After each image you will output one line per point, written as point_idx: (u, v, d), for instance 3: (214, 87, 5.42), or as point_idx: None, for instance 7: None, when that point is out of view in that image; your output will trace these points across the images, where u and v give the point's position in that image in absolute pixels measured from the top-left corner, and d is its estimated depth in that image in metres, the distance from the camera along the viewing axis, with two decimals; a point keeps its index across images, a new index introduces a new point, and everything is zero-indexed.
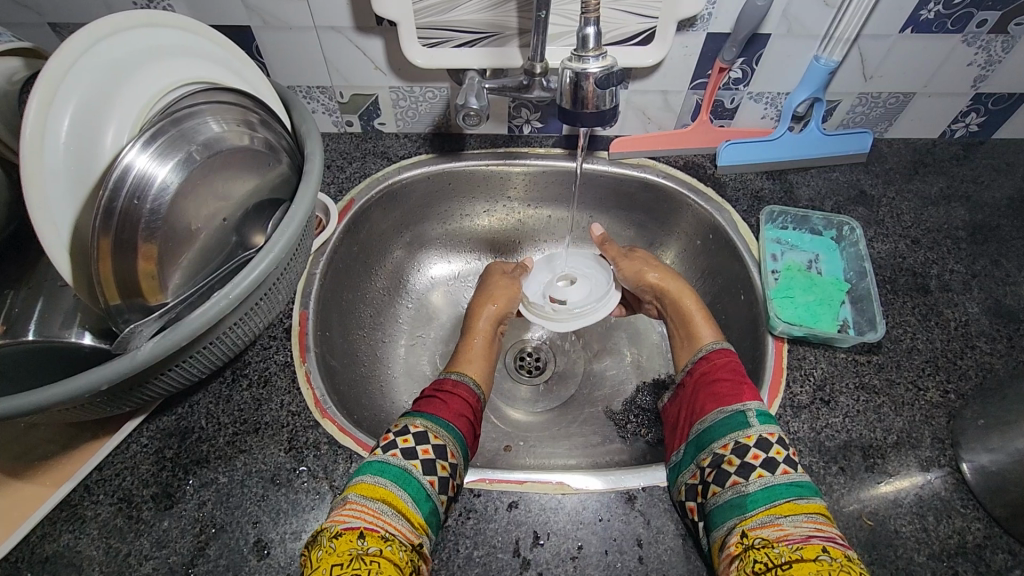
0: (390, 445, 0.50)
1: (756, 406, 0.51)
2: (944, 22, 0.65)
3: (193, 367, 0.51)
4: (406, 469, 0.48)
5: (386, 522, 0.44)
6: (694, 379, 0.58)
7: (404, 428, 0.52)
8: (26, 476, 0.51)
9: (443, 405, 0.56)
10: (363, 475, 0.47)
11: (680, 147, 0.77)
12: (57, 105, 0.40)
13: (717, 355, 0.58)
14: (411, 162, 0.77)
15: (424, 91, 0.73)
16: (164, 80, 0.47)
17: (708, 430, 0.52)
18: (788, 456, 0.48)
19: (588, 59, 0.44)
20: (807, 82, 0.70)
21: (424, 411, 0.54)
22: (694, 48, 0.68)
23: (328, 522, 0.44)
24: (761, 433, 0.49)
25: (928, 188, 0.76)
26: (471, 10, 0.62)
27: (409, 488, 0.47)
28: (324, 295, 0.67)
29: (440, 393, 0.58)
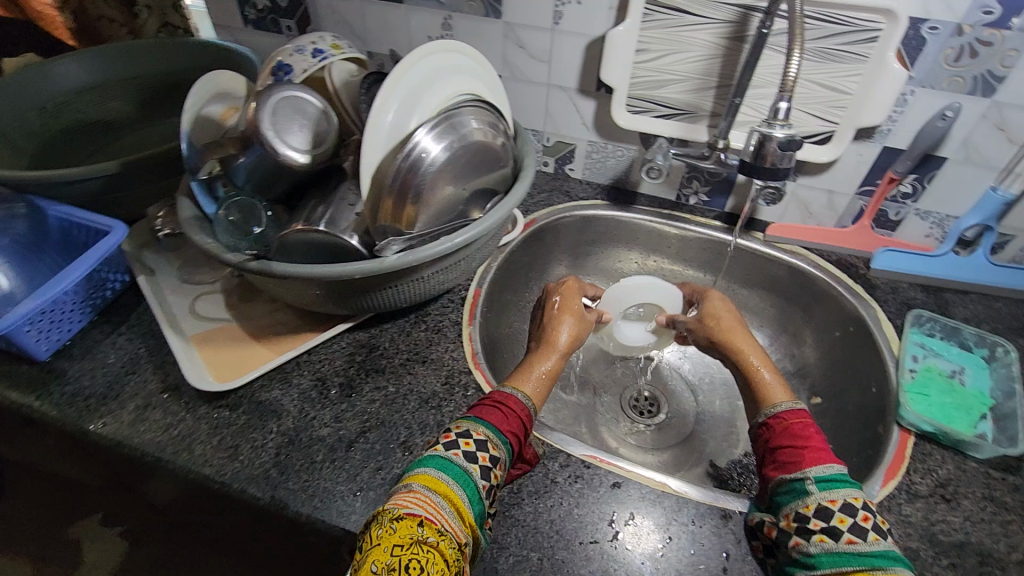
0: (449, 445, 0.49)
1: (824, 472, 0.47)
2: None
3: (401, 292, 0.66)
4: (466, 470, 0.48)
5: (444, 517, 0.44)
6: (764, 436, 0.54)
7: (464, 432, 0.51)
8: (263, 342, 0.69)
9: (497, 413, 0.53)
10: (424, 467, 0.47)
11: (836, 245, 0.83)
12: (396, 88, 0.59)
13: (790, 413, 0.54)
14: (588, 205, 0.91)
15: (615, 149, 0.88)
16: (454, 85, 0.65)
17: (773, 494, 0.50)
18: (847, 503, 0.45)
19: (776, 126, 0.54)
20: (979, 208, 0.73)
21: (486, 420, 0.52)
22: (868, 157, 0.76)
23: (390, 504, 0.44)
24: (822, 500, 0.46)
25: None
26: (677, 91, 0.77)
27: (467, 489, 0.47)
28: (493, 284, 0.81)
29: (501, 399, 0.56)
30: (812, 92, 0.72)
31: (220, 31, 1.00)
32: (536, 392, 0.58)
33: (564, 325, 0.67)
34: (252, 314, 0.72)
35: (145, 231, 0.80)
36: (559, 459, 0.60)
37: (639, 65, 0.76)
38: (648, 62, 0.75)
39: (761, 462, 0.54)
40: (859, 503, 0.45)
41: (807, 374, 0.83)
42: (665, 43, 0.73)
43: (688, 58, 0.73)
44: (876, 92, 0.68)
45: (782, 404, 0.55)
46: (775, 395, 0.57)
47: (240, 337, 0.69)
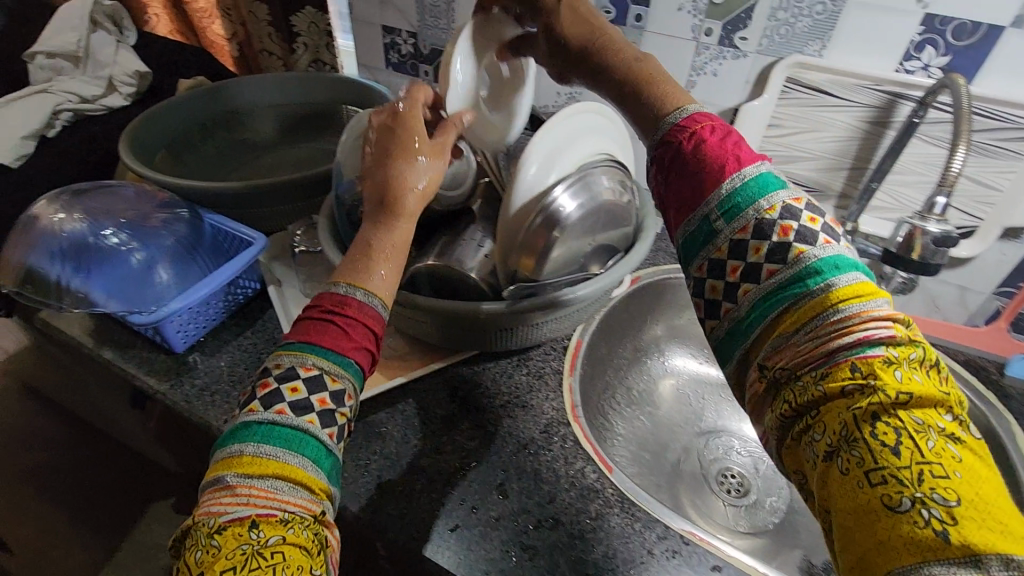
0: (274, 399, 0.44)
1: (730, 190, 0.46)
2: None
3: (514, 336, 0.68)
4: (299, 426, 0.43)
5: (280, 501, 0.40)
6: (665, 154, 0.50)
7: (292, 371, 0.44)
8: None
9: (326, 328, 0.47)
10: (236, 447, 0.42)
11: (963, 343, 0.78)
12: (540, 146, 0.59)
13: (697, 120, 0.50)
14: None
15: None
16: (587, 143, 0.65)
17: (688, 242, 0.49)
18: (787, 205, 0.44)
19: (931, 221, 0.54)
20: None
21: (312, 342, 0.46)
22: (1012, 257, 0.72)
23: (207, 512, 0.40)
24: (763, 211, 0.44)
25: None
26: (805, 168, 0.76)
27: (287, 446, 0.42)
28: (594, 336, 0.81)
29: (337, 317, 0.47)
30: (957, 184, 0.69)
31: (363, 69, 1.09)
32: (385, 287, 0.49)
33: (413, 169, 0.53)
34: None
35: (279, 244, 0.87)
36: (656, 530, 0.58)
37: (769, 139, 0.76)
38: (780, 137, 0.75)
39: (660, 209, 0.53)
40: (801, 204, 0.44)
41: None
42: (800, 121, 0.73)
43: (824, 138, 0.73)
44: None
45: (682, 112, 0.50)
46: (673, 102, 0.52)
47: None
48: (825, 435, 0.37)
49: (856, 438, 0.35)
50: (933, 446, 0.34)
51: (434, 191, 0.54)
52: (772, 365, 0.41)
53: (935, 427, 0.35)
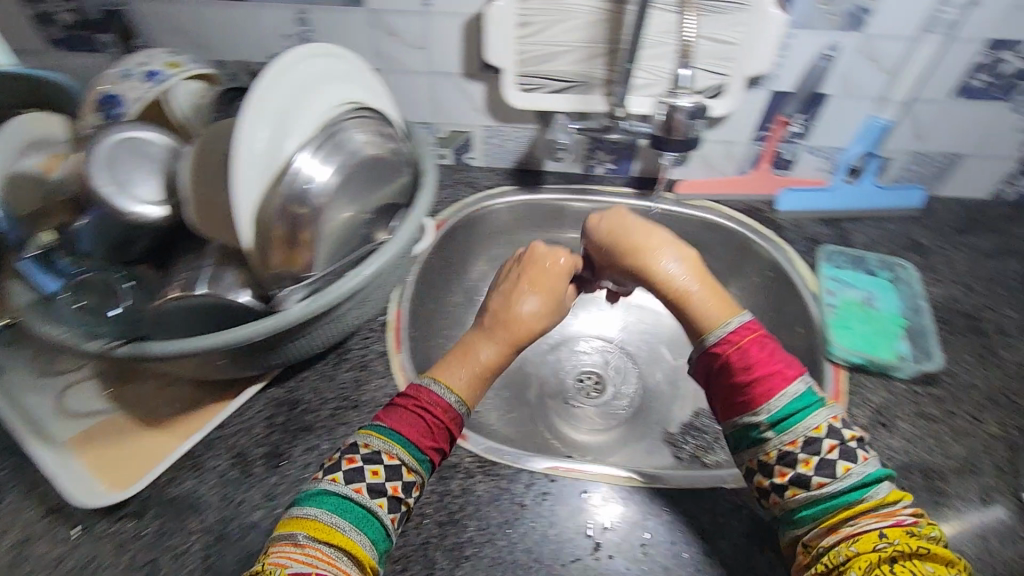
0: (354, 477, 0.46)
1: (781, 405, 0.47)
2: (992, 90, 0.72)
3: (316, 338, 0.58)
4: (371, 507, 0.45)
5: (338, 567, 0.41)
6: (709, 363, 0.51)
7: (377, 453, 0.47)
8: (158, 426, 0.59)
9: (413, 417, 0.49)
10: (314, 510, 0.44)
11: (741, 192, 0.84)
12: (264, 110, 0.49)
13: (741, 329, 0.51)
14: (497, 193, 0.86)
15: (514, 130, 0.83)
16: (332, 96, 0.57)
17: (779, 412, 0.47)
18: (829, 426, 0.46)
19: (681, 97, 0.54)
20: (863, 138, 0.78)
21: (402, 434, 0.48)
22: (760, 103, 0.76)
23: (271, 563, 0.40)
24: (790, 438, 0.46)
25: (982, 242, 0.80)
26: (566, 62, 0.73)
27: (356, 522, 0.44)
28: (414, 299, 0.74)
29: (406, 403, 0.50)
30: (702, 47, 0.70)
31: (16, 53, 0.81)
32: (462, 384, 0.53)
33: (480, 351, 0.56)
34: (136, 397, 0.61)
35: None
36: (523, 480, 0.56)
37: (524, 40, 0.71)
38: (535, 35, 0.70)
39: (704, 391, 0.52)
40: (839, 423, 0.46)
41: None
42: (546, 14, 0.68)
43: (575, 27, 0.69)
44: (759, 40, 0.68)
45: (722, 326, 0.52)
46: (712, 314, 0.53)
47: (130, 428, 0.59)
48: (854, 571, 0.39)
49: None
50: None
51: (497, 365, 0.56)
52: (750, 459, 0.48)
53: (926, 537, 0.42)
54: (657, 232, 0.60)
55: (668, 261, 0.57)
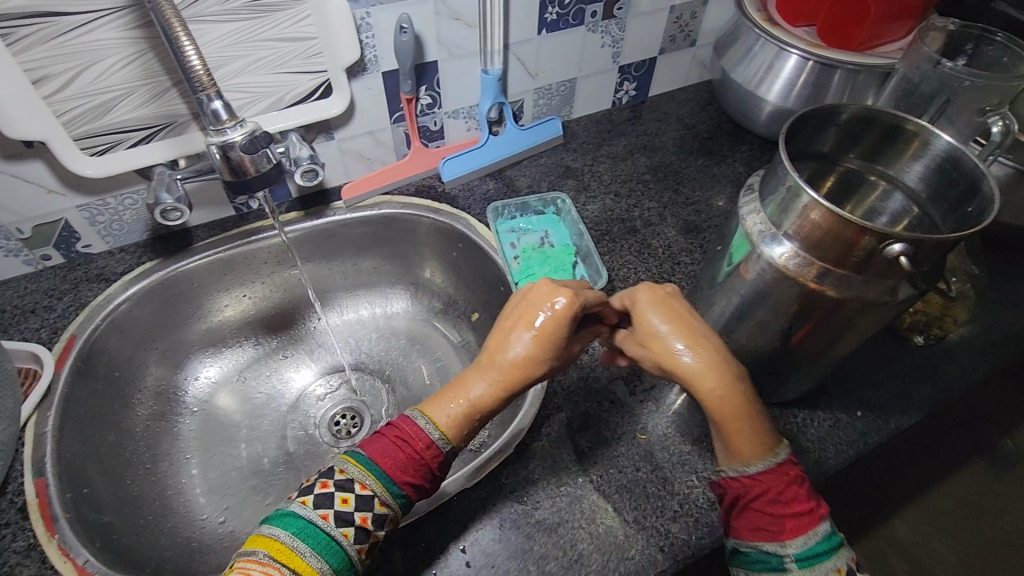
0: (324, 501, 0.44)
1: (809, 546, 0.42)
2: (567, 19, 0.79)
3: None
4: (334, 536, 0.43)
5: None
6: (725, 494, 0.46)
7: (350, 482, 0.45)
8: None
9: (396, 448, 0.47)
10: (280, 530, 0.43)
11: (408, 176, 0.82)
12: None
13: (768, 472, 0.44)
14: (132, 277, 0.72)
15: (119, 199, 0.68)
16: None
17: (804, 550, 0.42)
18: (849, 567, 0.43)
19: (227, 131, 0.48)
20: (486, 92, 0.80)
21: (379, 465, 0.46)
22: (377, 87, 0.73)
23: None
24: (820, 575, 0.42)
25: (616, 148, 0.91)
26: (131, 108, 0.61)
27: (318, 549, 0.42)
28: (63, 453, 0.60)
29: (391, 433, 0.47)
30: (278, 50, 0.64)
31: None
32: (451, 427, 0.48)
33: (400, 443, 0.47)
34: None
35: None
36: None
37: (55, 99, 0.57)
38: (65, 89, 0.57)
39: (722, 496, 0.47)
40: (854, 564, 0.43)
41: (455, 299, 0.84)
42: (64, 61, 0.55)
43: (112, 67, 0.57)
44: (333, 28, 0.64)
45: (733, 466, 0.46)
46: (747, 453, 0.45)
47: None
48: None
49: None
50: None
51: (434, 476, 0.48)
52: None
53: None
54: (699, 329, 0.48)
55: (660, 324, 0.49)
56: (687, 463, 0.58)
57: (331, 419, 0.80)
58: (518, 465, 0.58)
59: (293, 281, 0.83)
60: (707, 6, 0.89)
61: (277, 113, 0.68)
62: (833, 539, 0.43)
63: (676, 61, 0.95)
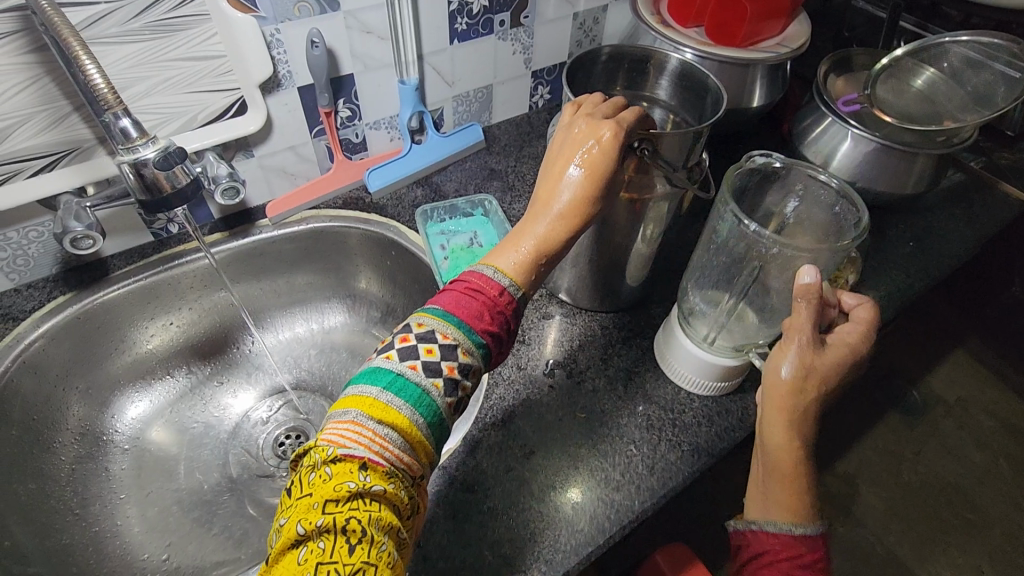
0: (409, 354, 0.42)
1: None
2: (476, 29, 0.83)
3: None
4: (425, 388, 0.41)
5: (393, 450, 0.39)
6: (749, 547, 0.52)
7: (432, 334, 0.43)
8: None
9: (469, 298, 0.45)
10: (370, 387, 0.40)
11: (334, 189, 0.82)
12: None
13: (786, 540, 0.50)
14: (45, 312, 0.68)
15: (23, 233, 0.65)
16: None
17: None
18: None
19: (140, 148, 0.52)
20: (405, 101, 0.82)
21: (456, 314, 0.44)
22: (294, 103, 0.73)
23: (326, 440, 0.39)
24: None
25: (537, 150, 0.95)
26: (27, 135, 0.58)
27: (412, 402, 0.40)
28: None
29: (458, 291, 0.46)
30: (186, 70, 0.63)
31: None
32: (509, 261, 0.47)
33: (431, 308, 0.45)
34: None
35: None
36: None
37: None
38: None
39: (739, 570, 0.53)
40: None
41: (393, 307, 0.85)
42: None
43: (5, 93, 0.55)
44: (243, 45, 0.64)
45: (765, 521, 0.51)
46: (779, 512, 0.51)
47: None
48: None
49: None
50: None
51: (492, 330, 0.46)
52: None
53: None
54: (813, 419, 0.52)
55: (568, 166, 0.49)
56: (625, 434, 0.61)
57: (278, 439, 0.77)
58: (466, 456, 0.59)
59: (216, 308, 0.80)
60: (607, 12, 0.95)
61: (189, 134, 0.67)
62: None
63: None
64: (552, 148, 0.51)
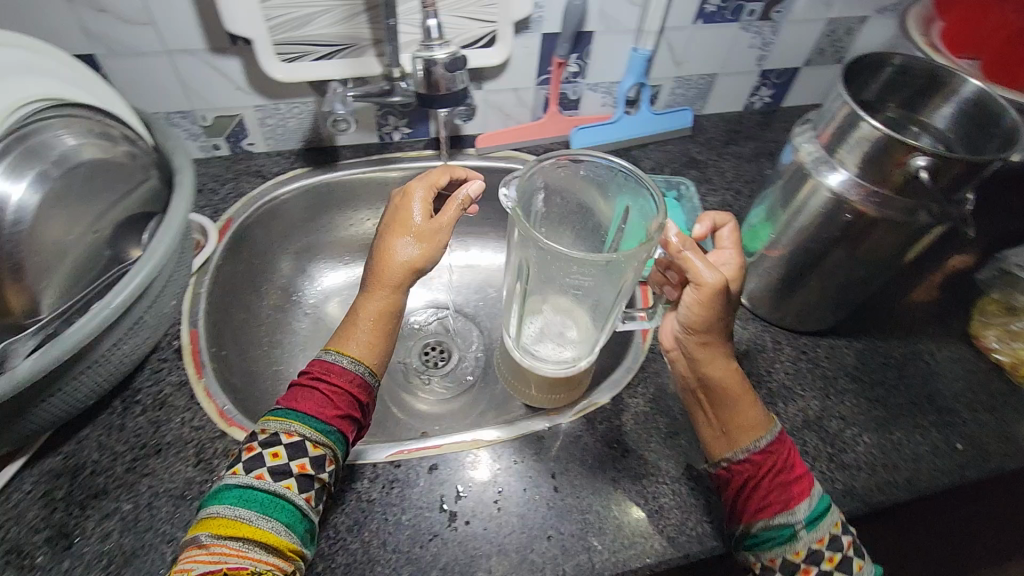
0: (257, 462, 0.45)
1: (809, 508, 0.46)
2: (724, 13, 0.80)
3: (76, 392, 0.48)
4: (277, 492, 0.44)
5: (254, 558, 0.41)
6: (736, 471, 0.49)
7: (277, 435, 0.46)
8: None
9: (311, 395, 0.49)
10: (223, 502, 0.43)
11: (539, 138, 0.86)
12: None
13: (762, 454, 0.48)
14: (286, 178, 0.79)
15: (289, 107, 0.76)
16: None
17: (770, 531, 0.46)
18: (841, 524, 0.47)
19: (435, 48, 0.52)
20: (631, 70, 0.82)
21: (298, 411, 0.48)
22: (534, 47, 0.77)
23: (179, 569, 0.40)
24: (811, 542, 0.45)
25: (742, 151, 0.91)
26: (323, 25, 0.67)
27: (286, 520, 0.43)
28: (212, 315, 0.66)
29: (317, 378, 0.50)
30: None
31: None
32: (405, 250, 0.56)
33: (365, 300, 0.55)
34: None
35: None
36: (365, 475, 0.54)
37: (268, 4, 0.63)
38: None
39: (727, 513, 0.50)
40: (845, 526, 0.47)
41: None
42: None
43: None
44: None
45: (740, 451, 0.49)
46: (751, 430, 0.50)
47: None
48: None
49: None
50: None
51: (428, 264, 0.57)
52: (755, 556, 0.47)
53: None
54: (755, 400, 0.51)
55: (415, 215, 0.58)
56: None
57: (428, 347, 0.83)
58: (612, 415, 0.60)
59: None
60: (864, 25, 0.88)
61: None
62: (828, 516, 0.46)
63: (818, 75, 0.95)
64: (377, 228, 0.60)
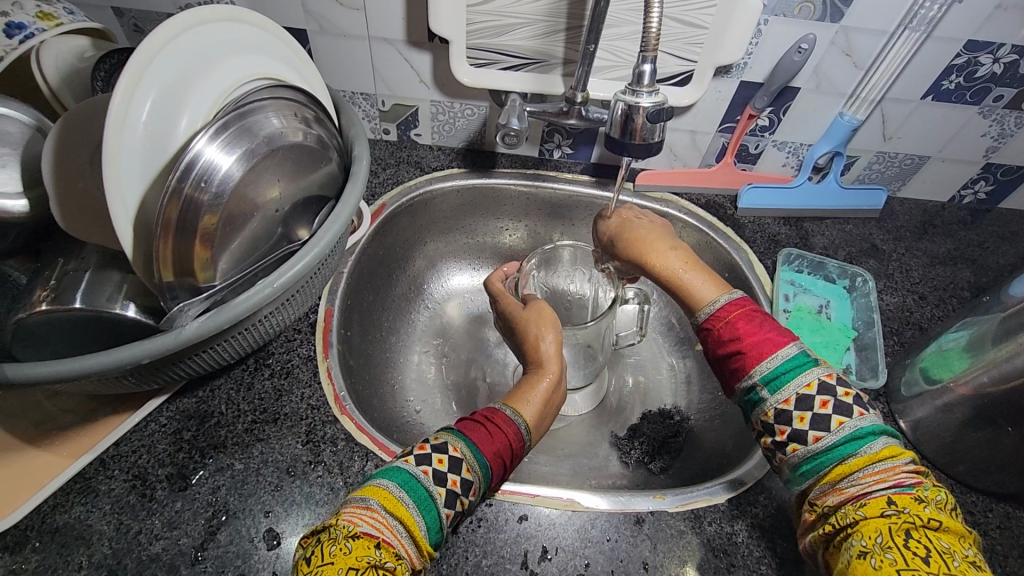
0: (422, 459, 0.43)
1: (770, 368, 0.43)
2: (963, 93, 0.69)
3: (224, 351, 0.51)
4: (432, 494, 0.41)
5: (400, 539, 0.39)
6: (701, 347, 0.48)
7: (444, 446, 0.44)
8: (62, 439, 0.52)
9: (484, 436, 0.47)
10: (387, 481, 0.41)
11: (705, 187, 0.80)
12: (147, 78, 0.41)
13: (729, 311, 0.46)
14: (442, 175, 0.80)
15: (463, 108, 0.76)
16: (247, 73, 0.48)
17: (742, 402, 0.45)
18: (822, 383, 0.42)
19: (642, 94, 0.49)
20: (830, 136, 0.74)
21: (472, 442, 0.46)
22: (727, 93, 0.71)
23: (343, 519, 0.38)
24: (779, 403, 0.42)
25: (937, 248, 0.78)
26: (520, 37, 0.66)
27: (431, 520, 0.41)
28: (347, 296, 0.68)
29: (489, 423, 0.49)
30: (668, 28, 0.64)
31: None
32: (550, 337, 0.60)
33: (540, 379, 0.56)
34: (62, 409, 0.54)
35: None
36: None
37: (473, 9, 0.63)
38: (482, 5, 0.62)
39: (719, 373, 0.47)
40: (832, 381, 0.42)
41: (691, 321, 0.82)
42: None
43: None
44: (731, 27, 0.63)
45: (712, 302, 0.47)
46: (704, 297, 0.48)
47: (34, 487, 0.49)
48: (863, 538, 0.36)
49: (890, 543, 0.35)
50: (958, 566, 0.34)
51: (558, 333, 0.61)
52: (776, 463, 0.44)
53: (959, 555, 0.35)
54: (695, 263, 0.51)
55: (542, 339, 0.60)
56: None
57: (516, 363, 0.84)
58: (724, 517, 0.54)
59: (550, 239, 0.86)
60: None
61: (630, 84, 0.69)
62: (873, 436, 0.40)
63: None
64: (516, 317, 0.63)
